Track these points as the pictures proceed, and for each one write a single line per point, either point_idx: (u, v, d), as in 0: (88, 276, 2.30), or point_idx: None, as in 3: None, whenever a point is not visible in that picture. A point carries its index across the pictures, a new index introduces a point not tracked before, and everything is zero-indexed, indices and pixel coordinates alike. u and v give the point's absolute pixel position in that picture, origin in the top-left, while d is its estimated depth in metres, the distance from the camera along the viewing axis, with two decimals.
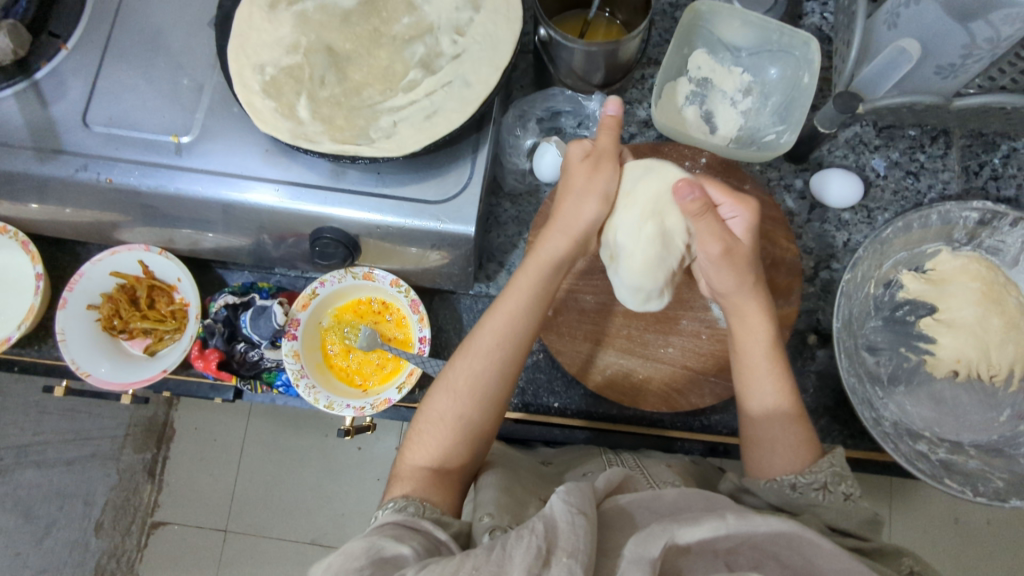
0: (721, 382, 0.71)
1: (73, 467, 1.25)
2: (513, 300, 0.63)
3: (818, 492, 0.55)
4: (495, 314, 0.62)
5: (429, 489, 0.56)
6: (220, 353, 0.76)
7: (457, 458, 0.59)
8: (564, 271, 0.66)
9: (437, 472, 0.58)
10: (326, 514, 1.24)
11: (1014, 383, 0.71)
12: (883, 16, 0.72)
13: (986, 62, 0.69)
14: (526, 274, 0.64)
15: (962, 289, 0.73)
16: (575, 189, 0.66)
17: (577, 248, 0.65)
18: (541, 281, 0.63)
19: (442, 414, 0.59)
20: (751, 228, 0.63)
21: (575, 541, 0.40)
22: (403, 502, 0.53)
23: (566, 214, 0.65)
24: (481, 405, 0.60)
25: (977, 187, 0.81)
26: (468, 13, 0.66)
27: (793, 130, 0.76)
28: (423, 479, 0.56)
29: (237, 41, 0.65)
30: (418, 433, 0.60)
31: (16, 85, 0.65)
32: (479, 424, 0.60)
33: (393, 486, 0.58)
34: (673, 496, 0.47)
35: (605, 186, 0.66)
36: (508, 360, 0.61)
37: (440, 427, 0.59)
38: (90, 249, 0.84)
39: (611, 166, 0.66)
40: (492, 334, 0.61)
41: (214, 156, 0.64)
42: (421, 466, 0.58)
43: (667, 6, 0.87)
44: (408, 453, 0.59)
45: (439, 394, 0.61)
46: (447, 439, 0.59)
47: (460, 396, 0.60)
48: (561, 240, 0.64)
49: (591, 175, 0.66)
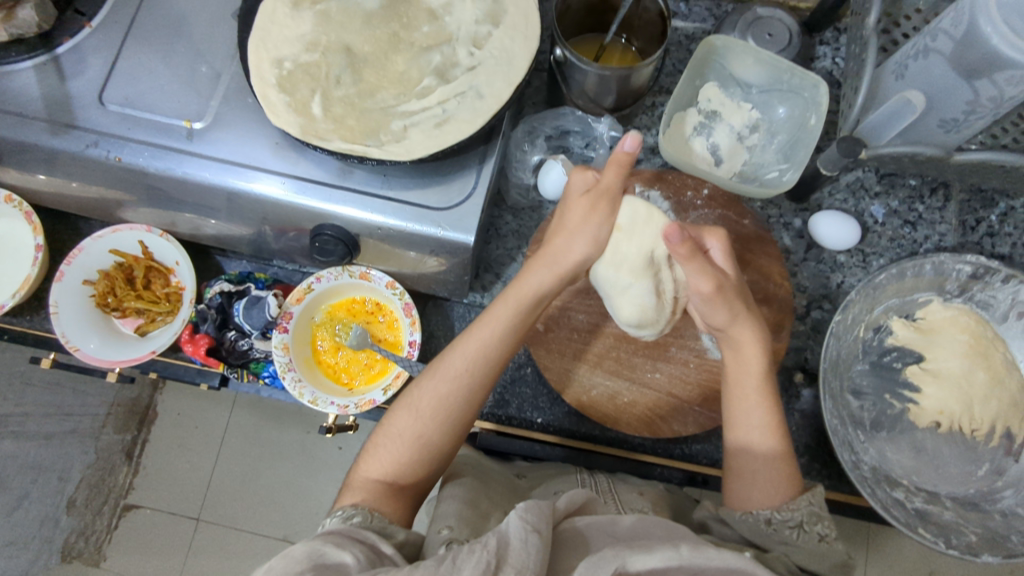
0: (704, 413, 0.72)
1: (51, 441, 1.22)
2: (487, 327, 0.62)
3: (792, 531, 0.55)
4: (467, 340, 0.62)
5: (381, 500, 0.56)
6: (210, 340, 0.77)
7: (411, 474, 0.58)
8: (544, 304, 0.66)
9: (389, 486, 0.57)
10: (301, 510, 1.24)
11: (995, 438, 0.72)
12: (893, 66, 0.74)
13: (989, 120, 0.70)
14: (505, 303, 0.63)
15: (950, 341, 0.74)
16: (569, 227, 0.67)
17: (560, 283, 0.66)
18: (519, 312, 0.63)
19: (401, 430, 0.59)
20: (728, 254, 0.65)
21: (524, 559, 0.40)
22: (350, 511, 0.53)
23: (555, 249, 0.66)
24: (442, 427, 0.59)
25: (973, 241, 0.82)
26: (487, 27, 0.68)
27: (796, 169, 0.77)
28: (374, 491, 0.56)
29: (259, 34, 0.66)
30: (375, 446, 0.60)
31: (36, 58, 0.66)
32: (438, 445, 0.59)
33: (344, 495, 0.58)
34: (629, 522, 0.48)
35: (595, 230, 0.67)
36: (475, 385, 0.61)
37: (398, 443, 0.59)
38: (91, 225, 0.84)
39: (604, 215, 0.67)
40: (462, 358, 0.61)
41: (224, 144, 0.65)
42: (374, 479, 0.57)
43: (683, 37, 0.88)
44: (363, 465, 0.59)
45: (401, 411, 0.60)
46: (404, 455, 0.58)
47: (421, 415, 0.59)
48: (546, 274, 0.65)
49: (587, 215, 0.67)
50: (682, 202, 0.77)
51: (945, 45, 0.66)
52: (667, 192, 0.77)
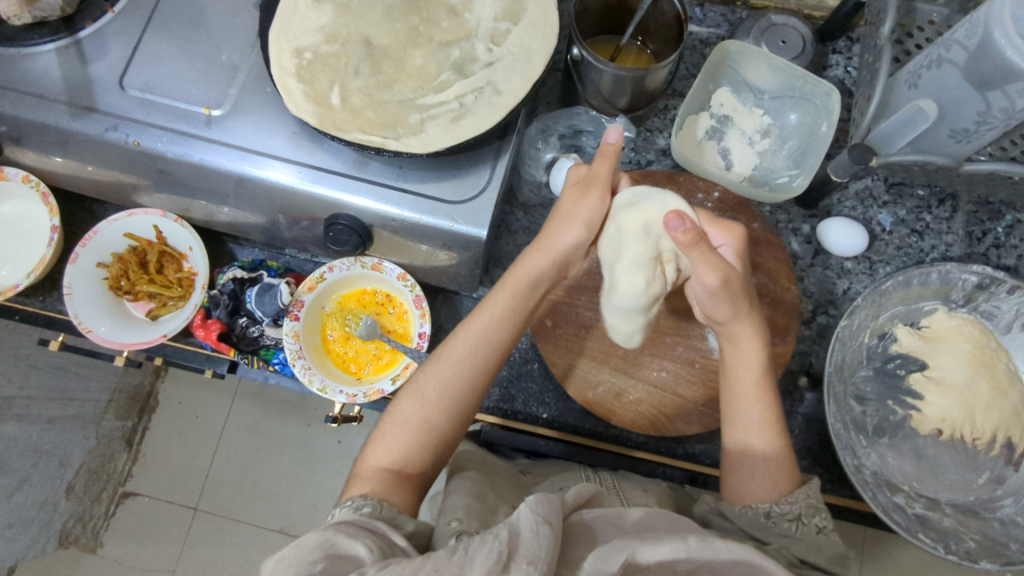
0: (709, 413, 0.72)
1: (53, 426, 1.17)
2: (488, 312, 0.63)
3: (791, 523, 0.56)
4: (470, 326, 0.63)
5: (390, 488, 0.55)
6: (222, 325, 0.78)
7: (418, 461, 0.58)
8: (542, 288, 0.67)
9: (397, 475, 0.57)
10: (299, 502, 1.24)
11: (996, 447, 0.72)
12: (905, 76, 0.75)
13: (999, 132, 0.70)
14: (505, 288, 0.65)
15: (953, 349, 0.75)
16: (560, 215, 0.68)
17: (555, 269, 0.67)
18: (517, 297, 0.64)
19: (408, 417, 0.59)
20: (739, 254, 0.65)
21: (536, 549, 0.41)
22: (360, 501, 0.53)
23: (547, 235, 0.67)
24: (447, 414, 0.60)
25: (979, 252, 0.83)
26: (506, 24, 0.68)
27: (806, 175, 0.77)
28: (383, 480, 0.56)
29: (280, 24, 0.67)
30: (382, 435, 0.60)
31: (59, 41, 0.67)
32: (443, 432, 0.60)
33: (353, 485, 0.57)
34: (637, 516, 0.48)
35: (588, 214, 0.67)
36: (478, 369, 0.61)
37: (404, 429, 0.59)
38: (106, 209, 0.85)
39: (597, 198, 0.67)
40: (465, 342, 0.62)
41: (240, 132, 0.65)
42: (382, 467, 0.57)
43: (698, 42, 0.89)
44: (370, 454, 0.59)
45: (407, 398, 0.61)
46: (410, 442, 0.58)
47: (428, 401, 0.60)
48: (541, 258, 0.66)
49: (578, 201, 0.67)
50: (692, 204, 0.76)
51: (958, 55, 0.66)
52: (678, 194, 0.77)
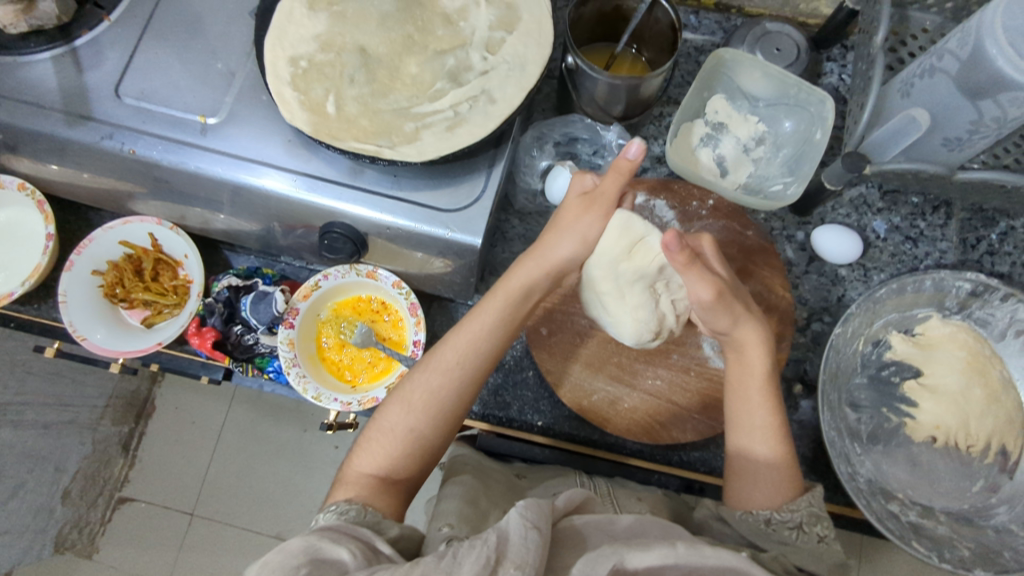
0: (704, 421, 0.72)
1: (49, 432, 1.12)
2: (477, 321, 0.63)
3: (791, 531, 0.56)
4: (459, 334, 0.63)
5: (375, 495, 0.56)
6: (217, 333, 0.78)
7: (404, 469, 0.59)
8: (534, 298, 0.67)
9: (383, 481, 0.57)
10: (296, 508, 1.25)
11: (990, 454, 0.72)
12: (898, 85, 0.76)
13: (992, 140, 0.71)
14: (494, 297, 0.65)
15: (947, 356, 0.75)
16: (561, 226, 0.67)
17: (548, 278, 0.67)
18: (506, 306, 0.64)
19: (393, 426, 0.59)
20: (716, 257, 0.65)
21: (524, 554, 0.40)
22: (345, 506, 0.53)
23: (544, 245, 0.67)
24: (433, 422, 0.60)
25: (973, 259, 0.83)
26: (500, 33, 0.69)
27: (800, 183, 0.78)
28: (367, 486, 0.56)
29: (276, 33, 0.67)
30: (368, 441, 0.60)
31: (55, 49, 0.67)
32: (428, 441, 0.60)
33: (337, 490, 0.58)
34: (628, 522, 0.49)
35: (586, 230, 0.66)
36: (465, 377, 0.61)
37: (390, 438, 0.59)
38: (101, 216, 0.85)
39: (599, 216, 0.66)
40: (453, 351, 0.62)
41: (236, 140, 0.65)
42: (368, 473, 0.58)
43: (692, 50, 0.90)
44: (355, 460, 0.59)
45: (393, 405, 0.61)
46: (396, 450, 0.58)
47: (414, 409, 0.60)
48: (534, 269, 0.65)
49: (580, 214, 0.66)
50: (688, 211, 0.77)
51: (950, 65, 0.67)
52: (673, 202, 0.77)
